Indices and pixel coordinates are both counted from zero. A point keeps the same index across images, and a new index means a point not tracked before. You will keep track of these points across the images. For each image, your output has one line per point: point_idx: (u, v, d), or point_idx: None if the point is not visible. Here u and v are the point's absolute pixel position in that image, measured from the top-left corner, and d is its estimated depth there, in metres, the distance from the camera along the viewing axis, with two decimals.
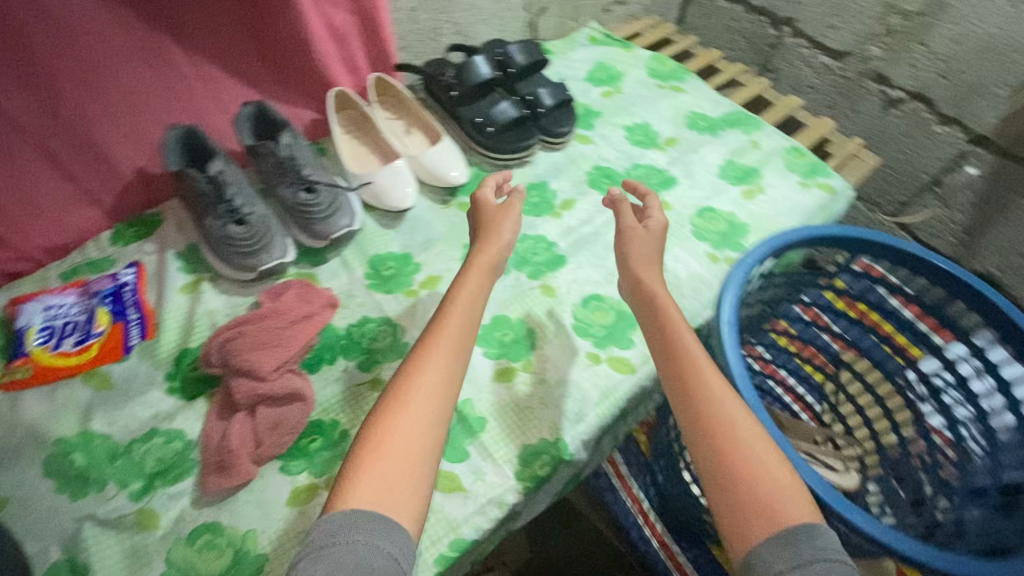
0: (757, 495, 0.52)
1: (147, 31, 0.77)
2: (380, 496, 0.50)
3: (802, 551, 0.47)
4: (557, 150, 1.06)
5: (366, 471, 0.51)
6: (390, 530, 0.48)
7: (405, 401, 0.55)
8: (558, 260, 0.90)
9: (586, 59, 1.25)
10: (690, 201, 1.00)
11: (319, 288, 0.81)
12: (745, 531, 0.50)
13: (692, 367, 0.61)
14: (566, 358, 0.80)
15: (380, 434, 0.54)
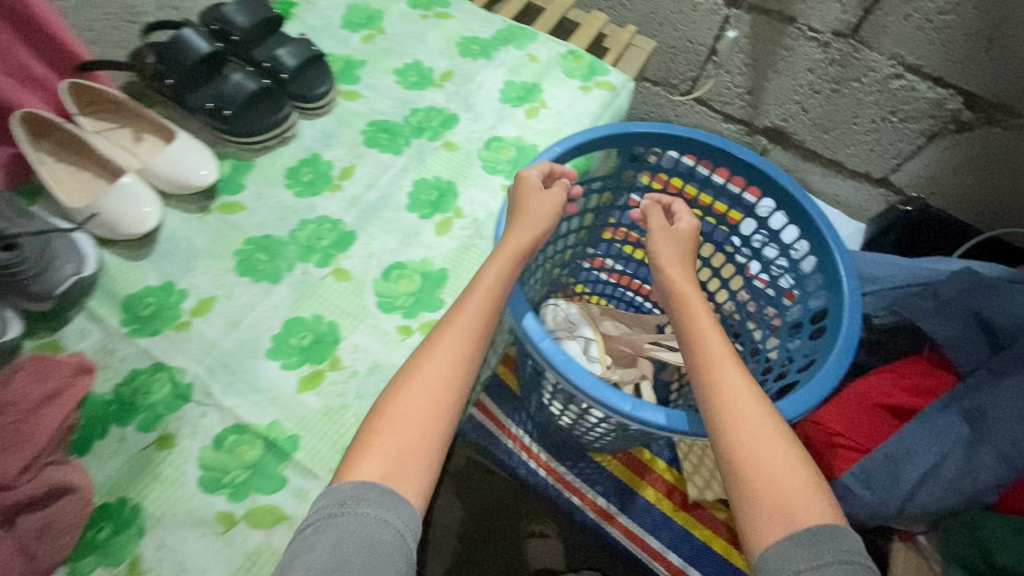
0: (775, 476, 0.50)
1: None
2: (386, 476, 0.50)
3: (825, 553, 0.45)
4: (321, 115, 0.95)
5: (376, 448, 0.52)
6: (396, 504, 0.49)
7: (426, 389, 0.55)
8: (346, 238, 0.82)
9: (337, 3, 1.11)
10: (475, 136, 0.95)
11: (59, 357, 0.68)
12: (761, 527, 0.48)
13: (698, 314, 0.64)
14: (376, 341, 0.74)
15: (396, 409, 0.54)
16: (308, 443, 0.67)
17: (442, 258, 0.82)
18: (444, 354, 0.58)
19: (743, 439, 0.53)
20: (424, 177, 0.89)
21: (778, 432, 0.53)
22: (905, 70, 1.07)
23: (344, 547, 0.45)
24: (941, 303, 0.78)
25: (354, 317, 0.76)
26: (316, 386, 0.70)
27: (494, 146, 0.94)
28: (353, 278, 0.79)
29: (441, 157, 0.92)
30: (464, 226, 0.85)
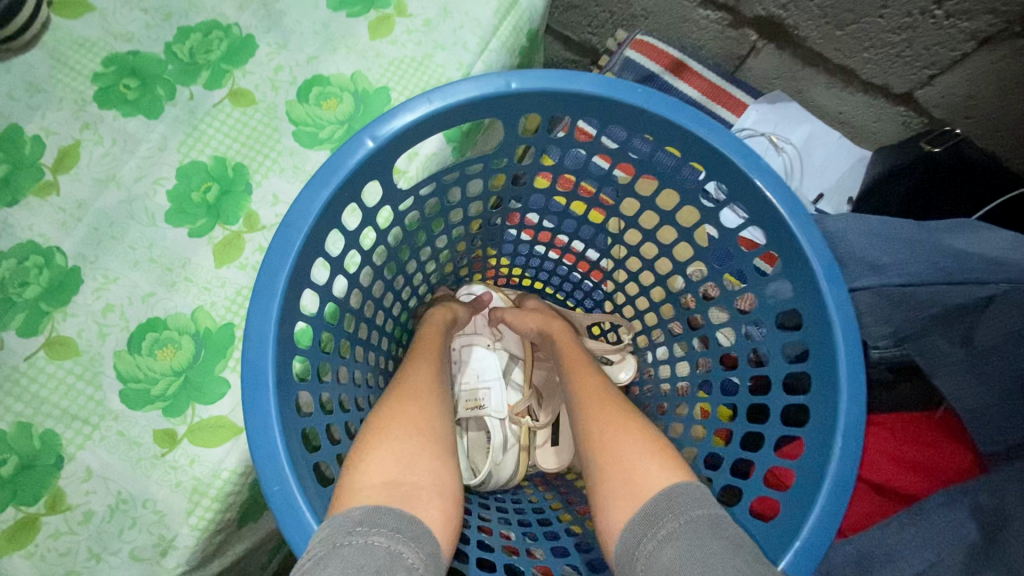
0: (625, 459, 0.49)
1: None
2: (394, 486, 0.42)
3: (664, 522, 0.42)
4: (16, 54, 0.56)
5: (377, 454, 0.44)
6: (416, 534, 0.39)
7: (421, 378, 0.52)
8: (67, 281, 0.52)
9: None
10: (287, 76, 0.60)
11: None
12: (614, 517, 0.46)
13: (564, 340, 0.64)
14: (121, 459, 0.48)
15: (386, 412, 0.47)
16: None
17: (227, 306, 0.53)
18: (419, 368, 0.54)
19: (595, 420, 0.53)
20: (198, 160, 0.56)
21: (619, 416, 0.53)
22: None
23: None
24: (976, 357, 0.52)
25: (84, 423, 0.49)
26: (27, 542, 0.46)
27: (316, 96, 0.59)
28: (81, 354, 0.50)
29: (227, 120, 0.57)
30: (263, 246, 0.55)
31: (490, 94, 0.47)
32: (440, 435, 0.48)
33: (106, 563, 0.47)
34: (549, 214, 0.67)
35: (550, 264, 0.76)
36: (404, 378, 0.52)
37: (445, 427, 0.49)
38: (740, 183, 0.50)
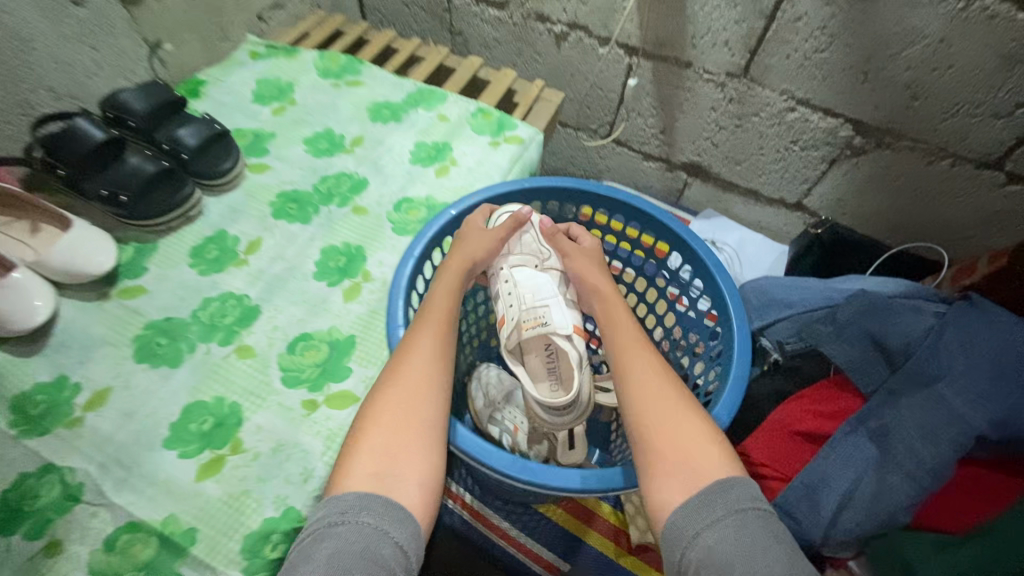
0: (682, 445, 0.58)
1: None
2: (379, 479, 0.54)
3: (716, 508, 0.51)
4: (229, 189, 0.96)
5: (366, 452, 0.56)
6: (397, 519, 0.51)
7: (405, 378, 0.63)
8: (250, 312, 0.82)
9: (248, 78, 1.14)
10: (386, 198, 0.97)
11: None
12: (666, 491, 0.55)
13: (623, 329, 0.74)
14: (280, 418, 0.73)
15: (371, 419, 0.60)
16: (207, 535, 0.64)
17: (349, 325, 0.82)
18: (412, 363, 0.64)
19: (653, 402, 0.63)
20: (332, 245, 0.90)
21: (675, 409, 0.61)
22: (795, 104, 1.13)
23: (339, 557, 0.47)
24: (840, 327, 0.82)
25: (257, 396, 0.74)
26: (217, 471, 0.68)
27: (404, 208, 0.96)
28: (257, 355, 0.78)
29: (350, 223, 0.93)
30: (371, 290, 0.86)
31: (530, 207, 0.93)
32: (423, 420, 0.60)
33: (268, 486, 0.68)
34: None
35: None
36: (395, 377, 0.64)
37: (431, 419, 0.61)
38: (662, 231, 0.91)
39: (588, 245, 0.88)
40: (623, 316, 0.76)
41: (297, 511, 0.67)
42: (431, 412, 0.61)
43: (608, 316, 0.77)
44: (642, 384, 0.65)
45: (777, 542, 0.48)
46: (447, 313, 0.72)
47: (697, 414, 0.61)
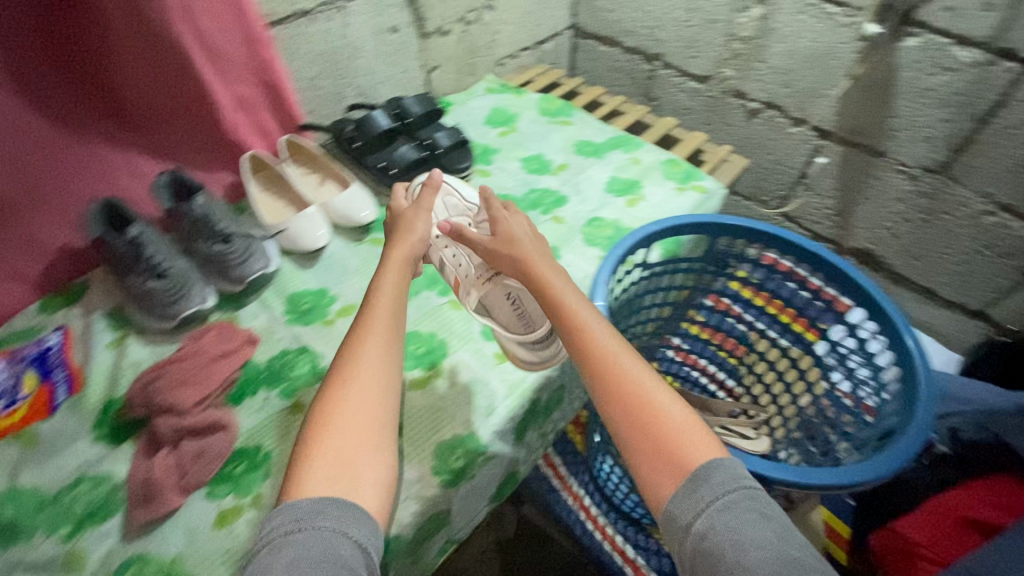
0: (671, 437, 0.60)
1: (61, 133, 0.88)
2: (343, 478, 0.56)
3: (701, 492, 0.55)
4: (462, 183, 1.16)
5: (330, 451, 0.57)
6: (356, 519, 0.53)
7: (354, 375, 0.62)
8: None
9: (484, 106, 1.39)
10: (580, 215, 1.11)
11: (238, 328, 0.88)
12: (658, 483, 0.58)
13: (585, 320, 0.68)
14: (477, 361, 0.88)
15: (337, 414, 0.59)
16: (410, 433, 0.79)
17: None
18: (366, 347, 0.65)
19: (608, 378, 0.64)
20: None
21: (648, 407, 0.62)
22: (996, 208, 1.13)
23: (299, 562, 0.47)
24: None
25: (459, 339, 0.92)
26: (424, 386, 0.85)
27: (595, 224, 1.08)
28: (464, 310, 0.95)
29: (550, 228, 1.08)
30: None
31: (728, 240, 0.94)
32: (376, 421, 0.60)
33: (460, 409, 0.83)
34: (739, 313, 1.05)
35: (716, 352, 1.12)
36: (339, 376, 0.63)
37: (382, 414, 0.61)
38: (867, 298, 0.84)
39: (505, 226, 0.78)
40: (561, 282, 0.72)
41: (480, 436, 0.80)
42: (385, 396, 0.62)
43: (540, 291, 0.72)
44: (594, 365, 0.65)
45: (772, 535, 0.51)
46: (395, 312, 0.69)
47: (652, 403, 0.62)
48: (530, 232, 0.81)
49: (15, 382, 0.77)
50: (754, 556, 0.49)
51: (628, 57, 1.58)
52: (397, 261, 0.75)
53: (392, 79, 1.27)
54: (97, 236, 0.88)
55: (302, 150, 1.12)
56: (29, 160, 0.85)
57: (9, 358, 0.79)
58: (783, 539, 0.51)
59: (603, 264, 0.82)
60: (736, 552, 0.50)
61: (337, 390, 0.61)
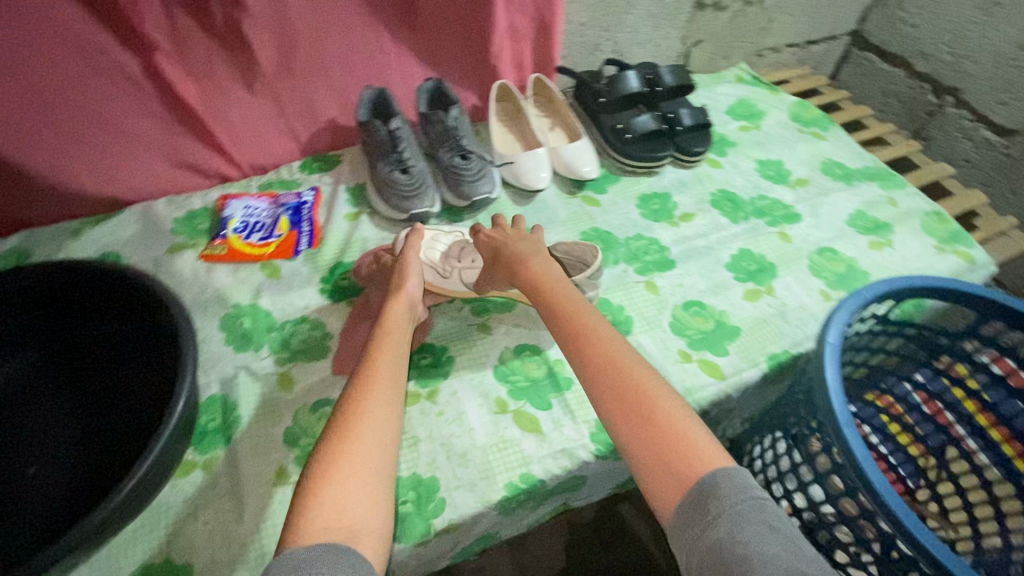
0: (679, 452, 0.52)
1: (364, 23, 0.93)
2: (342, 522, 0.48)
3: (709, 508, 0.47)
4: (687, 168, 1.10)
5: (335, 491, 0.49)
6: (353, 559, 0.45)
7: (372, 404, 0.57)
8: (667, 263, 0.95)
9: (730, 94, 1.28)
10: (812, 240, 1.00)
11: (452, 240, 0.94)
12: (664, 499, 0.51)
13: (611, 352, 0.60)
14: (659, 351, 0.84)
15: (348, 447, 0.53)
16: (578, 392, 0.79)
17: (739, 318, 0.88)
18: (367, 380, 0.59)
19: (626, 389, 0.57)
20: (750, 250, 0.98)
21: (665, 428, 0.53)
22: None
23: None
24: None
25: (648, 323, 0.87)
26: None
27: (827, 255, 0.98)
28: (659, 294, 0.90)
29: (772, 242, 0.99)
30: (770, 303, 0.90)
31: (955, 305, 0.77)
32: (375, 459, 0.53)
33: None
34: (933, 390, 0.87)
35: (887, 432, 0.92)
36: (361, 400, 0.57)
37: (387, 444, 0.55)
38: None
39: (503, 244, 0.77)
40: (582, 302, 0.67)
41: None
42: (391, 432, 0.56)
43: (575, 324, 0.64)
44: (604, 369, 0.59)
45: (780, 545, 0.44)
46: (392, 351, 0.64)
47: (647, 389, 0.56)
48: (545, 254, 0.77)
49: (274, 221, 0.94)
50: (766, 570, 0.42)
51: (911, 83, 1.37)
52: (399, 300, 0.72)
53: (650, 42, 1.21)
54: (361, 120, 0.96)
55: (545, 92, 1.14)
56: (332, 40, 0.92)
57: (276, 200, 0.97)
58: (789, 547, 0.44)
59: (848, 299, 0.74)
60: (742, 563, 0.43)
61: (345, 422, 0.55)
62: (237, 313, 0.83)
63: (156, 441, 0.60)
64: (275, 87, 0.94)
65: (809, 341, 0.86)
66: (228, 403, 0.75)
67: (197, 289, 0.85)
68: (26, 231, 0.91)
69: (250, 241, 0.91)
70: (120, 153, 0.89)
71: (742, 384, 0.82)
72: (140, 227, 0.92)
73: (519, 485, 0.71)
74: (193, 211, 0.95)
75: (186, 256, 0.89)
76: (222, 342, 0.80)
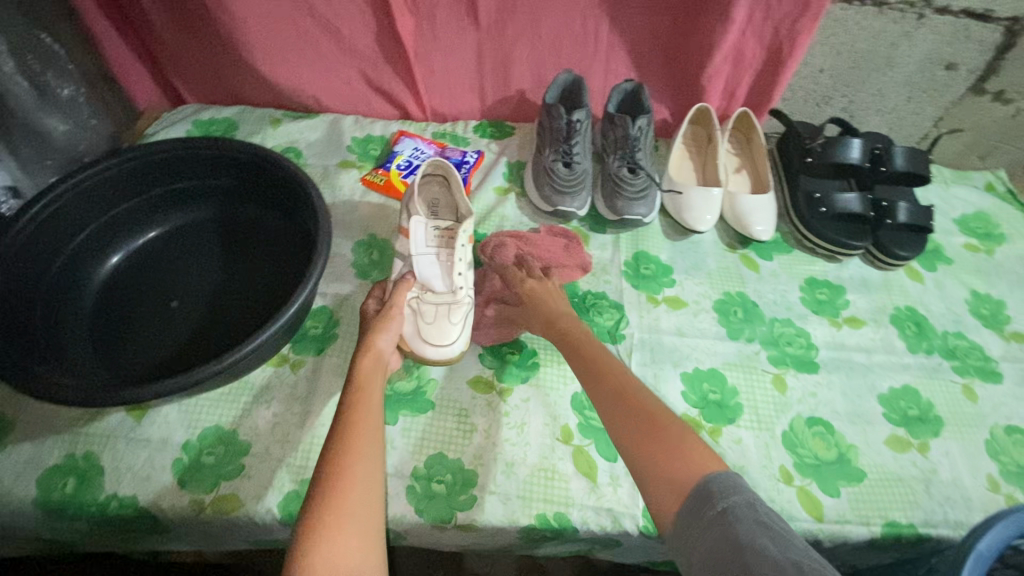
0: (671, 451, 0.54)
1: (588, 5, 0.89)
2: (335, 574, 0.47)
3: (714, 504, 0.47)
4: (879, 268, 0.94)
5: (329, 544, 0.49)
6: None
7: (358, 451, 0.57)
8: (808, 364, 0.82)
9: (970, 201, 1.05)
10: (1006, 411, 0.80)
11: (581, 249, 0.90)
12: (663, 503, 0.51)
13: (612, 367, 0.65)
14: (759, 454, 0.74)
15: (340, 502, 0.52)
16: None
17: (869, 463, 0.74)
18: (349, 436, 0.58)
19: (641, 421, 0.58)
20: (916, 390, 0.81)
21: (658, 430, 0.56)
22: None
23: None
24: None
25: (758, 420, 0.76)
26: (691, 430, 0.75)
27: (1018, 439, 0.77)
28: (784, 394, 0.79)
29: (950, 392, 0.81)
30: (916, 462, 0.74)
31: None
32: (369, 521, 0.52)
33: None
34: None
35: None
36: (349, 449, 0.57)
37: (375, 496, 0.55)
38: None
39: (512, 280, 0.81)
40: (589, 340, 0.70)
41: None
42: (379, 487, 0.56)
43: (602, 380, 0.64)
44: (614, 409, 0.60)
45: (771, 540, 0.43)
46: (376, 399, 0.63)
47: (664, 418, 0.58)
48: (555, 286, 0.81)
49: None
50: (762, 565, 0.41)
51: None
52: (369, 354, 0.67)
53: (893, 113, 1.03)
54: (547, 101, 0.94)
55: (747, 130, 1.03)
56: (550, 14, 0.90)
57: (442, 151, 1.00)
58: (782, 545, 0.43)
59: None
60: (738, 552, 0.43)
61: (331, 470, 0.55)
62: (370, 242, 0.88)
63: (262, 335, 0.64)
64: (481, 44, 0.95)
65: (948, 528, 0.69)
66: (331, 319, 0.80)
67: (347, 208, 0.92)
68: (243, 107, 1.04)
69: (406, 181, 0.95)
70: (333, 65, 0.97)
71: (841, 537, 0.69)
72: (325, 135, 1.01)
73: (550, 521, 0.67)
74: (371, 136, 1.01)
75: (350, 175, 0.96)
76: (348, 262, 0.86)
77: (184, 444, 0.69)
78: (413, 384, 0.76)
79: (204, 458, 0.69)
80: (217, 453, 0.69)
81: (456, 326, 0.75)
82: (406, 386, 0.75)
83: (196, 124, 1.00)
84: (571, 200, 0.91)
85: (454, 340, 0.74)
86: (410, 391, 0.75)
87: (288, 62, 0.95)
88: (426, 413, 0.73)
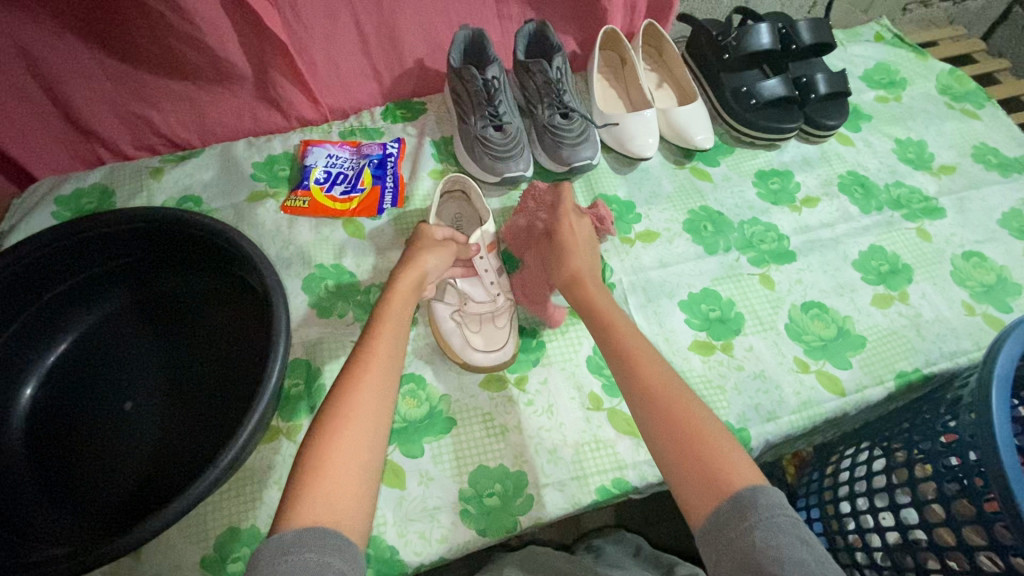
0: (705, 438, 0.54)
1: None
2: (330, 514, 0.46)
3: (752, 517, 0.47)
4: (814, 143, 0.97)
5: (323, 485, 0.47)
6: (343, 547, 0.44)
7: (362, 393, 0.52)
8: (786, 254, 0.84)
9: (868, 55, 1.10)
10: (958, 240, 0.87)
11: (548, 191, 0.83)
12: (694, 503, 0.51)
13: (620, 334, 0.64)
14: (773, 355, 0.76)
15: (334, 443, 0.49)
16: None
17: (866, 326, 0.78)
18: (366, 374, 0.54)
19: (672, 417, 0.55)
20: (882, 247, 0.86)
21: (689, 423, 0.55)
22: None
23: None
24: None
25: (761, 322, 0.78)
26: (707, 353, 0.76)
27: (974, 261, 0.85)
28: (774, 290, 0.81)
29: (909, 239, 0.87)
30: (902, 312, 0.80)
31: None
32: (364, 462, 0.49)
33: (738, 398, 0.72)
34: None
35: None
36: (362, 378, 0.53)
37: (378, 429, 0.52)
38: None
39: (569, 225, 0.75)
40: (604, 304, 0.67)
41: (751, 436, 0.70)
42: (384, 413, 0.53)
43: (631, 363, 0.60)
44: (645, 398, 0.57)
45: (809, 555, 0.44)
46: (395, 334, 0.59)
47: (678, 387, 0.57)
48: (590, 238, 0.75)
49: (357, 174, 0.87)
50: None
51: None
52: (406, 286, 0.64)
53: None
54: (454, 65, 0.86)
55: (657, 41, 1.00)
56: None
57: (358, 150, 0.90)
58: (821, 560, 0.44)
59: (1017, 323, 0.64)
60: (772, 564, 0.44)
61: (336, 401, 0.52)
62: (320, 274, 0.79)
63: (256, 411, 0.57)
64: (359, 23, 0.83)
65: (944, 361, 0.76)
66: (310, 368, 0.72)
67: (279, 245, 0.81)
68: (109, 165, 0.87)
69: (332, 194, 0.85)
70: (201, 89, 0.82)
71: (864, 402, 0.74)
72: (220, 170, 0.87)
73: (611, 490, 0.66)
74: (274, 156, 0.89)
75: (267, 206, 0.84)
76: (304, 303, 0.77)
77: (202, 562, 0.61)
78: (425, 407, 0.70)
79: (232, 566, 0.61)
80: (244, 556, 0.61)
81: (504, 328, 0.74)
82: (418, 411, 0.70)
83: (59, 203, 0.83)
84: (524, 159, 0.86)
85: (504, 345, 0.72)
86: (425, 415, 0.70)
87: (149, 97, 0.81)
88: (451, 431, 0.69)
